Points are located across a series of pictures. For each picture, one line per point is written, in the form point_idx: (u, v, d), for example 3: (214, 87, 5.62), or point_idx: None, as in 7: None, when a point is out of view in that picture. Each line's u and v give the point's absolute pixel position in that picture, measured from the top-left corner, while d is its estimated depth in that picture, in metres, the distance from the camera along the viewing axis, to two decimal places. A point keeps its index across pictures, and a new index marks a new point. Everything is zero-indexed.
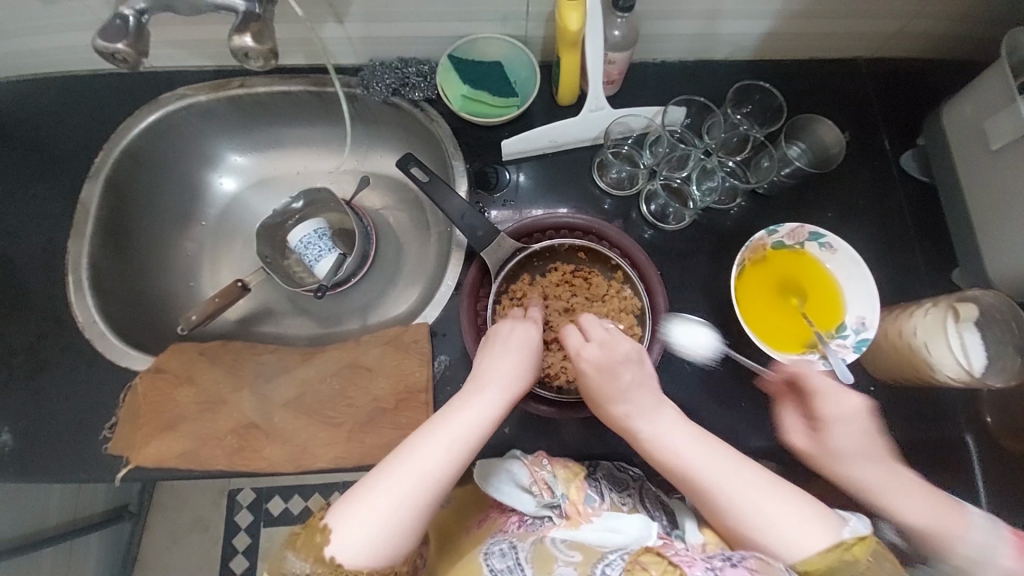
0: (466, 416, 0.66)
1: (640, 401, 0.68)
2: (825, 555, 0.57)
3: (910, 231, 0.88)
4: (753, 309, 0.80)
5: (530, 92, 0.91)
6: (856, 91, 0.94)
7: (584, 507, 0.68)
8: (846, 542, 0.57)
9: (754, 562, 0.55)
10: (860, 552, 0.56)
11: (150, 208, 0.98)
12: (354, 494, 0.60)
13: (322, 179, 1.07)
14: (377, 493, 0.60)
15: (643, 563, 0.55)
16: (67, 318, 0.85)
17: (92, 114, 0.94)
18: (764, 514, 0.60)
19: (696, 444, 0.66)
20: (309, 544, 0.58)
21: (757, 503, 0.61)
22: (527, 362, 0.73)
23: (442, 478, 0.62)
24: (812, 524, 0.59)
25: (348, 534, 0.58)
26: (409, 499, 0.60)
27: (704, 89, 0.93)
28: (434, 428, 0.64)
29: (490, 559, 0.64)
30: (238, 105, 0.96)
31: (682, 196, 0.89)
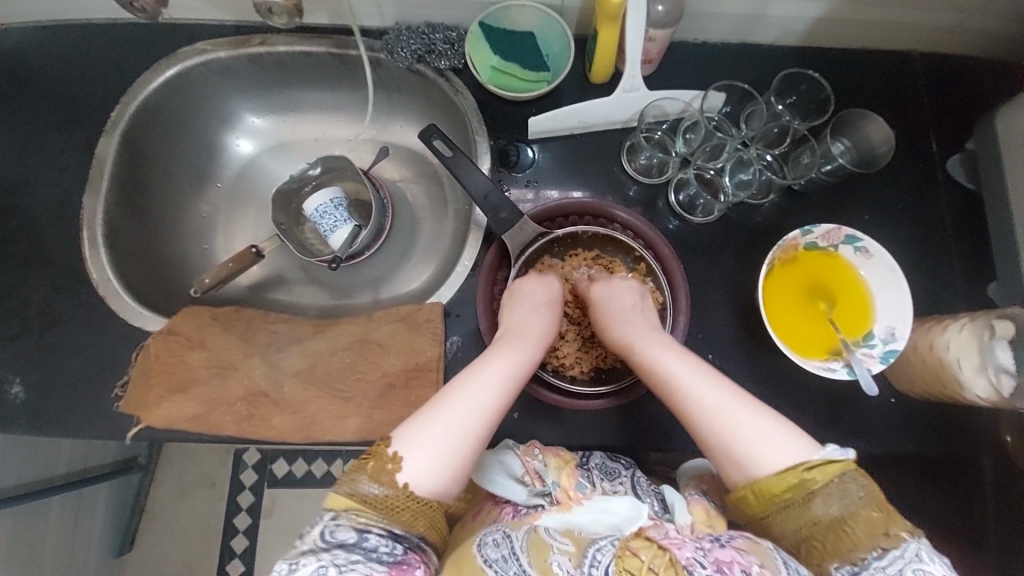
0: (515, 354, 0.70)
1: (633, 326, 0.74)
2: (785, 473, 0.59)
3: (948, 240, 0.84)
4: (779, 299, 0.78)
5: (562, 68, 0.87)
6: (907, 86, 0.89)
7: (575, 492, 0.68)
8: (813, 462, 0.59)
9: (743, 542, 0.57)
10: (823, 473, 0.58)
11: (166, 166, 0.96)
12: (415, 422, 0.62)
13: (340, 147, 1.04)
14: (440, 418, 0.63)
15: (632, 548, 0.57)
16: (81, 274, 0.84)
17: (109, 64, 0.91)
18: (734, 427, 0.62)
19: (679, 361, 0.69)
20: (382, 470, 0.59)
21: (724, 415, 0.63)
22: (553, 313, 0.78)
23: (499, 406, 0.65)
24: (782, 440, 0.61)
25: (417, 458, 0.60)
26: (471, 425, 0.63)
27: (746, 75, 0.88)
28: (484, 364, 0.68)
29: (484, 549, 0.61)
30: (258, 64, 0.93)
31: (714, 188, 0.86)
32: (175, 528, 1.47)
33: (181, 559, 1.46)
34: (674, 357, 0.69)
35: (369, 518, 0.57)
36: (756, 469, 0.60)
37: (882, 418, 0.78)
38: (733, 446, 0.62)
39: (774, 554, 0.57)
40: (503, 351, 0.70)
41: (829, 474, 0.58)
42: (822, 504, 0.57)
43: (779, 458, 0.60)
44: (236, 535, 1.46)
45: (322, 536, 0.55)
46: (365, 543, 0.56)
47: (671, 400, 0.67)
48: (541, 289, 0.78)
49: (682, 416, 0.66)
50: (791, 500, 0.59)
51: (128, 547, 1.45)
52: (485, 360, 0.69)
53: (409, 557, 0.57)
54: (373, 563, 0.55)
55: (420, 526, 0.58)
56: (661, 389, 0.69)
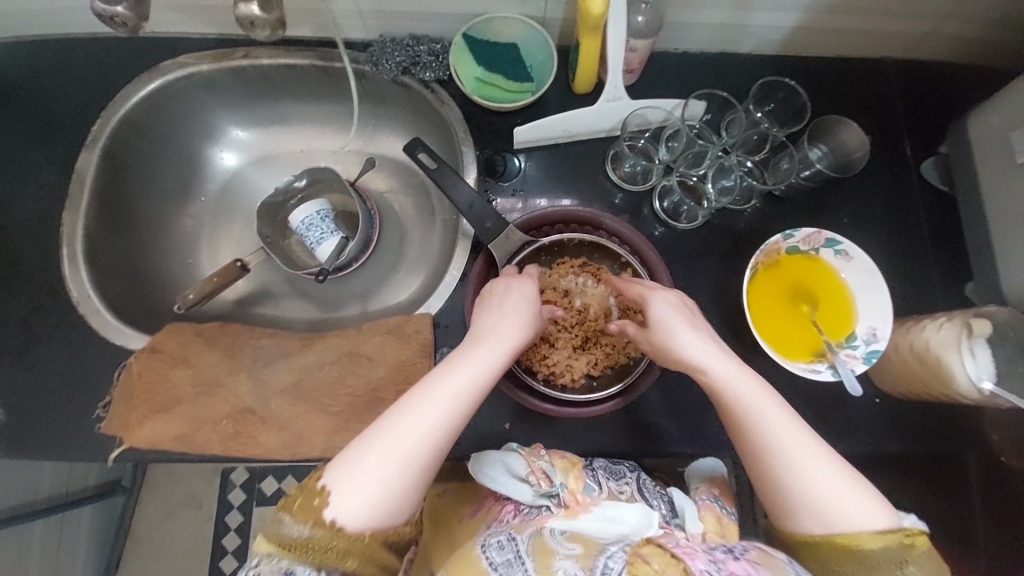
0: (469, 370, 0.61)
1: (715, 355, 0.65)
2: (879, 536, 0.56)
3: (925, 241, 0.86)
4: (766, 301, 0.79)
5: (546, 78, 0.88)
6: (880, 92, 0.91)
7: (583, 495, 0.67)
8: (907, 528, 0.57)
9: (756, 555, 0.57)
10: (921, 542, 0.56)
11: (148, 181, 0.95)
12: (351, 451, 0.57)
13: (326, 159, 1.04)
14: (376, 452, 0.56)
15: (644, 555, 0.57)
16: (61, 292, 0.82)
17: (89, 79, 0.90)
18: (831, 486, 0.58)
19: (774, 406, 0.61)
20: (307, 508, 0.55)
21: (825, 476, 0.58)
22: (529, 318, 0.69)
23: (444, 433, 0.58)
24: (874, 506, 0.57)
25: (348, 495, 0.55)
26: (411, 457, 0.56)
27: (725, 83, 0.90)
28: (436, 379, 0.61)
29: (488, 552, 0.62)
30: (242, 77, 0.92)
31: (697, 195, 0.87)
32: (160, 550, 1.43)
33: None
34: (771, 403, 0.61)
35: (295, 560, 0.54)
36: (841, 528, 0.57)
37: (869, 417, 0.80)
38: (826, 504, 0.57)
39: (785, 566, 0.57)
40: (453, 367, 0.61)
41: (921, 543, 0.57)
42: (911, 569, 0.56)
43: (871, 522, 0.57)
44: (225, 555, 1.42)
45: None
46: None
47: (759, 449, 0.60)
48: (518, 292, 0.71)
49: (767, 467, 0.60)
50: (881, 564, 0.56)
51: (115, 568, 1.41)
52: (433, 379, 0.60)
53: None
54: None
55: (349, 564, 0.55)
56: (753, 436, 0.61)
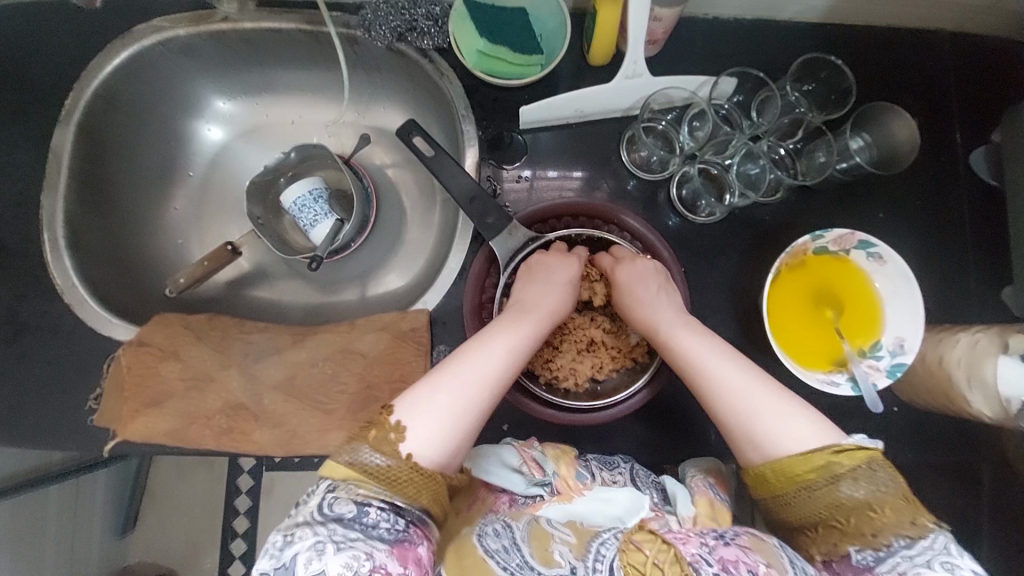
0: (523, 328, 0.66)
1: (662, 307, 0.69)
2: (809, 456, 0.56)
3: (965, 241, 0.79)
4: (787, 304, 0.74)
5: (557, 49, 0.78)
6: (935, 70, 0.81)
7: (575, 481, 0.68)
8: (840, 446, 0.56)
9: (747, 540, 0.56)
10: (849, 457, 0.55)
11: (130, 158, 0.89)
12: (416, 391, 0.59)
13: (318, 133, 0.96)
14: (442, 389, 0.58)
15: (636, 542, 0.58)
16: (46, 279, 0.79)
17: (57, 46, 0.82)
18: (761, 407, 0.59)
19: (711, 345, 0.64)
20: (385, 441, 0.55)
21: (754, 397, 0.59)
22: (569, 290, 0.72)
23: (502, 378, 0.61)
24: (805, 424, 0.57)
25: (419, 425, 0.56)
26: (474, 395, 0.59)
27: (760, 57, 0.80)
28: (489, 332, 0.65)
29: (485, 540, 0.60)
30: (222, 42, 0.84)
31: (719, 187, 0.79)
32: (174, 509, 1.47)
33: (184, 541, 1.46)
34: (699, 337, 0.65)
35: (370, 491, 0.52)
36: (777, 450, 0.57)
37: (883, 428, 0.76)
38: (756, 425, 0.58)
39: (778, 549, 0.56)
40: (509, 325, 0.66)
41: (857, 459, 0.55)
42: (847, 488, 0.54)
43: (803, 440, 0.57)
44: (237, 516, 1.46)
45: (320, 508, 0.51)
46: (364, 518, 0.51)
47: (697, 385, 0.63)
48: (559, 264, 0.72)
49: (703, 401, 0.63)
50: (813, 483, 0.55)
51: (131, 527, 1.45)
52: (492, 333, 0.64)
53: (409, 533, 0.52)
54: (373, 542, 0.50)
55: (422, 499, 0.54)
56: (685, 371, 0.64)
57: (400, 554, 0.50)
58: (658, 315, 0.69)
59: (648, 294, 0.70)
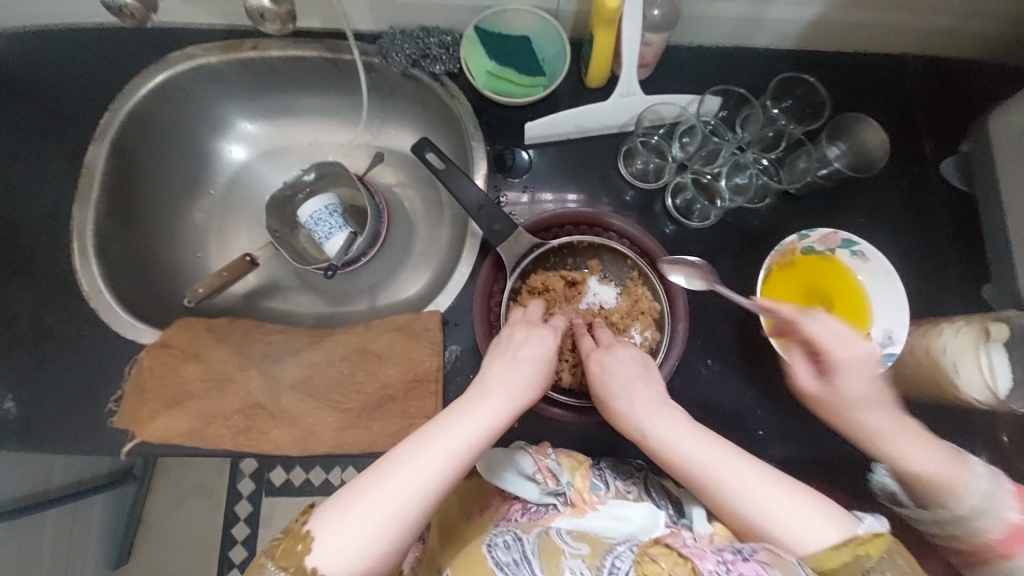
0: (477, 415, 0.61)
1: (642, 405, 0.67)
2: (834, 550, 0.53)
3: (942, 242, 0.85)
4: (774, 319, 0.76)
5: (558, 72, 0.86)
6: (901, 88, 0.89)
7: (590, 494, 0.67)
8: (858, 537, 0.54)
9: (766, 555, 0.52)
10: (872, 547, 0.53)
11: (157, 175, 0.95)
12: (341, 500, 0.53)
13: (334, 153, 1.03)
14: (384, 485, 0.54)
15: (652, 555, 0.54)
16: (73, 285, 0.83)
17: (99, 72, 0.90)
18: (770, 508, 0.56)
19: (695, 440, 0.62)
20: (288, 555, 0.51)
21: (763, 501, 0.57)
22: (537, 375, 0.68)
23: (447, 479, 0.56)
24: (821, 522, 0.55)
25: (335, 540, 0.51)
26: (407, 508, 0.53)
27: (743, 79, 0.88)
28: (445, 427, 0.58)
29: (495, 551, 0.61)
30: (249, 69, 0.92)
31: (710, 193, 0.86)
32: (173, 539, 1.42)
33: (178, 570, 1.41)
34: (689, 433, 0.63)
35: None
36: (801, 548, 0.54)
37: None
38: (772, 527, 0.56)
39: (798, 569, 0.51)
40: (462, 412, 0.61)
41: (879, 550, 0.53)
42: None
43: (822, 536, 0.54)
44: (235, 544, 1.41)
45: None
46: None
47: (699, 488, 0.60)
48: (530, 345, 0.70)
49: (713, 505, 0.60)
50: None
51: (126, 558, 1.39)
52: (438, 422, 0.59)
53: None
54: None
55: None
56: (686, 475, 0.62)
57: None
58: (640, 410, 0.67)
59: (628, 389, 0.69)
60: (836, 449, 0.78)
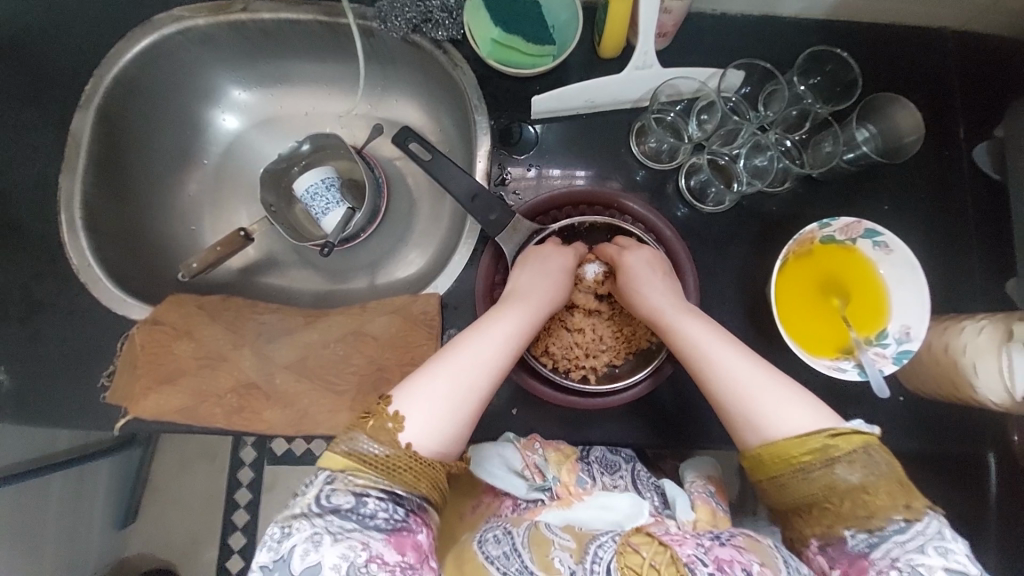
0: (519, 316, 0.67)
1: (660, 301, 0.69)
2: (805, 438, 0.57)
3: (970, 234, 0.80)
4: (788, 299, 0.74)
5: (569, 41, 0.80)
6: (938, 67, 0.82)
7: (576, 487, 0.68)
8: (838, 430, 0.56)
9: (743, 541, 0.56)
10: (845, 440, 0.55)
11: (148, 144, 0.91)
12: (417, 378, 0.60)
13: (331, 123, 0.98)
14: (450, 364, 0.61)
15: (633, 544, 0.56)
16: (62, 258, 0.80)
17: (83, 32, 0.84)
18: (755, 393, 0.60)
19: (705, 331, 0.65)
20: (382, 429, 0.57)
21: (749, 383, 0.61)
22: (566, 285, 0.73)
23: (502, 365, 0.63)
24: (807, 409, 0.58)
25: (418, 417, 0.58)
26: (467, 393, 0.60)
27: (768, 53, 0.82)
28: (493, 321, 0.66)
29: (485, 546, 0.60)
30: (241, 31, 0.86)
31: (727, 176, 0.80)
32: (176, 504, 1.44)
33: (184, 536, 1.43)
34: (694, 322, 0.67)
35: (370, 480, 0.54)
36: (773, 433, 0.58)
37: (890, 417, 0.77)
38: (757, 408, 0.59)
39: (774, 551, 0.56)
40: (503, 318, 0.66)
41: (853, 444, 0.55)
42: (843, 471, 0.55)
43: (800, 423, 0.58)
44: (238, 508, 1.43)
45: (318, 500, 0.54)
46: (361, 508, 0.53)
47: (699, 373, 0.64)
48: (559, 257, 0.73)
49: (704, 386, 0.63)
50: (811, 465, 0.56)
51: (132, 519, 1.42)
52: (485, 323, 0.66)
53: (409, 521, 0.54)
54: (370, 531, 0.52)
55: (422, 487, 0.56)
56: (686, 359, 0.65)
57: (398, 542, 0.53)
58: (657, 302, 0.69)
59: (647, 283, 0.71)
60: None
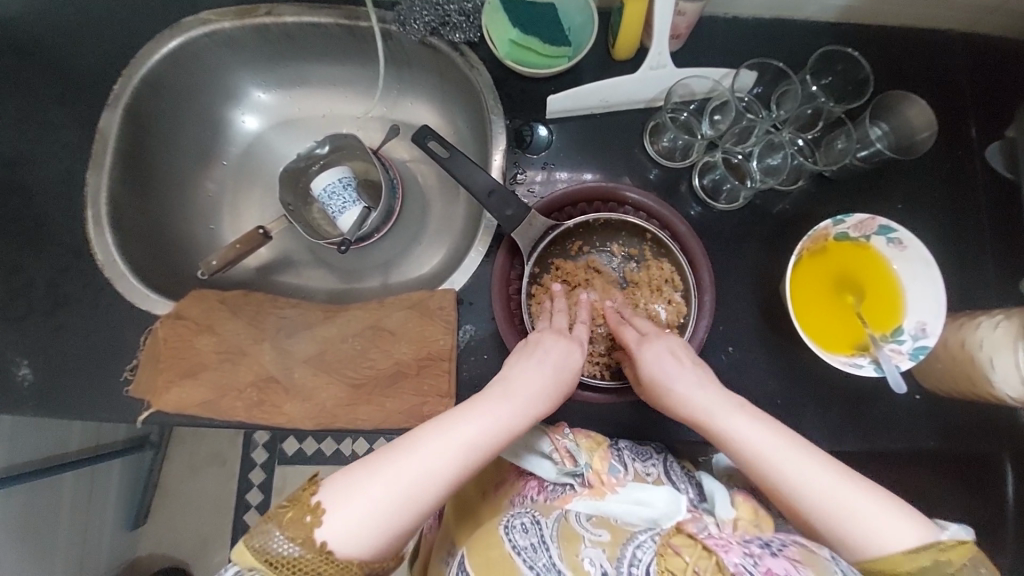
0: (499, 410, 0.59)
1: (699, 399, 0.63)
2: (913, 554, 0.52)
3: (984, 232, 0.80)
4: (813, 329, 0.73)
5: (585, 43, 0.82)
6: (948, 67, 0.83)
7: (608, 476, 0.66)
8: (943, 542, 0.52)
9: (796, 552, 0.54)
10: (958, 555, 0.52)
11: (171, 143, 0.93)
12: (356, 475, 0.54)
13: (348, 124, 1.00)
14: (399, 465, 0.54)
15: (675, 547, 0.56)
16: (87, 254, 0.82)
17: (112, 35, 0.87)
18: (845, 509, 0.54)
19: (761, 438, 0.58)
20: (298, 523, 0.52)
21: (835, 494, 0.55)
22: (563, 376, 0.65)
23: (460, 473, 0.56)
24: (901, 521, 0.53)
25: (344, 515, 0.52)
26: (410, 499, 0.54)
27: (780, 54, 0.83)
28: (464, 419, 0.58)
29: (512, 534, 0.60)
30: (264, 35, 0.89)
31: (740, 173, 0.82)
32: (186, 504, 1.44)
33: (194, 536, 1.43)
34: (744, 416, 0.60)
35: None
36: (872, 551, 0.53)
37: (907, 415, 0.77)
38: (843, 522, 0.54)
39: (831, 563, 0.53)
40: (474, 413, 0.59)
41: (964, 557, 0.52)
42: None
43: (901, 538, 0.53)
44: (249, 508, 1.43)
45: None
46: None
47: (766, 484, 0.58)
48: (558, 350, 0.67)
49: (776, 499, 0.57)
50: None
51: (143, 519, 1.42)
52: (454, 418, 0.58)
53: None
54: None
55: None
56: (748, 471, 0.59)
57: None
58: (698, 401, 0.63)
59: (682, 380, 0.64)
60: (858, 442, 0.76)
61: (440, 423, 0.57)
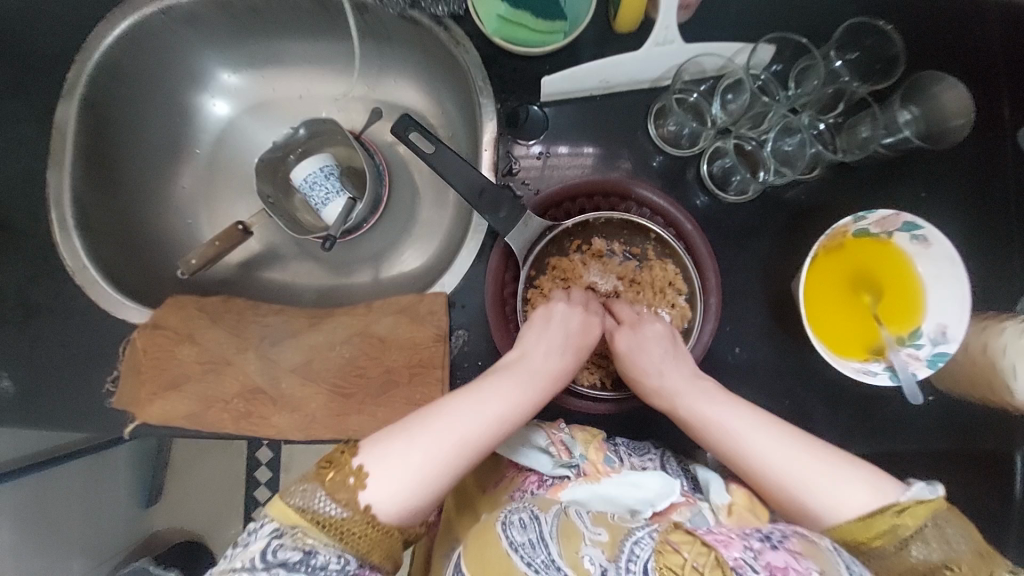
0: (522, 383, 0.61)
1: (668, 382, 0.65)
2: (869, 519, 0.51)
3: (1014, 222, 0.74)
4: (818, 319, 0.70)
5: (583, 18, 0.73)
6: (988, 36, 0.75)
7: (604, 465, 0.65)
8: (900, 504, 0.51)
9: (799, 544, 0.49)
10: (912, 517, 0.51)
11: (136, 134, 0.86)
12: (390, 438, 0.53)
13: (326, 107, 0.92)
14: (434, 431, 0.54)
15: (674, 543, 0.50)
16: (56, 260, 0.78)
17: (58, 14, 0.79)
18: (799, 475, 0.55)
19: (727, 413, 0.61)
20: (341, 486, 0.50)
21: (792, 463, 0.56)
22: (572, 354, 0.67)
23: (492, 442, 0.56)
24: (859, 482, 0.53)
25: (386, 479, 0.51)
26: (448, 463, 0.53)
27: (801, 23, 0.74)
28: (491, 390, 0.59)
29: (509, 531, 0.54)
30: (228, 10, 0.80)
31: (753, 162, 0.75)
32: None
33: None
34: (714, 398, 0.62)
35: (319, 540, 0.49)
36: (831, 518, 0.53)
37: (916, 416, 0.74)
38: (803, 489, 0.54)
39: (835, 556, 0.49)
40: (500, 384, 0.60)
41: (920, 518, 0.51)
42: (916, 550, 0.51)
43: (858, 504, 0.52)
44: None
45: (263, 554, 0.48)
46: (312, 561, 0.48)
47: (729, 459, 0.59)
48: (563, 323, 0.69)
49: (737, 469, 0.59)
50: (881, 551, 0.51)
51: None
52: (483, 389, 0.59)
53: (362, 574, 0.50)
54: None
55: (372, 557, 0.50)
56: (711, 444, 0.61)
57: None
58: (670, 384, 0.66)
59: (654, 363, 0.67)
60: (865, 444, 0.74)
61: (469, 392, 0.58)
